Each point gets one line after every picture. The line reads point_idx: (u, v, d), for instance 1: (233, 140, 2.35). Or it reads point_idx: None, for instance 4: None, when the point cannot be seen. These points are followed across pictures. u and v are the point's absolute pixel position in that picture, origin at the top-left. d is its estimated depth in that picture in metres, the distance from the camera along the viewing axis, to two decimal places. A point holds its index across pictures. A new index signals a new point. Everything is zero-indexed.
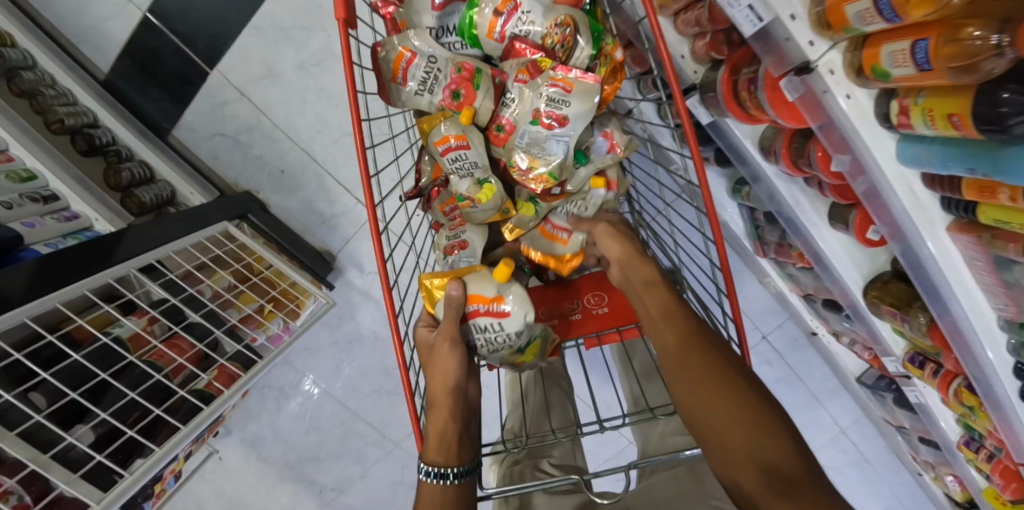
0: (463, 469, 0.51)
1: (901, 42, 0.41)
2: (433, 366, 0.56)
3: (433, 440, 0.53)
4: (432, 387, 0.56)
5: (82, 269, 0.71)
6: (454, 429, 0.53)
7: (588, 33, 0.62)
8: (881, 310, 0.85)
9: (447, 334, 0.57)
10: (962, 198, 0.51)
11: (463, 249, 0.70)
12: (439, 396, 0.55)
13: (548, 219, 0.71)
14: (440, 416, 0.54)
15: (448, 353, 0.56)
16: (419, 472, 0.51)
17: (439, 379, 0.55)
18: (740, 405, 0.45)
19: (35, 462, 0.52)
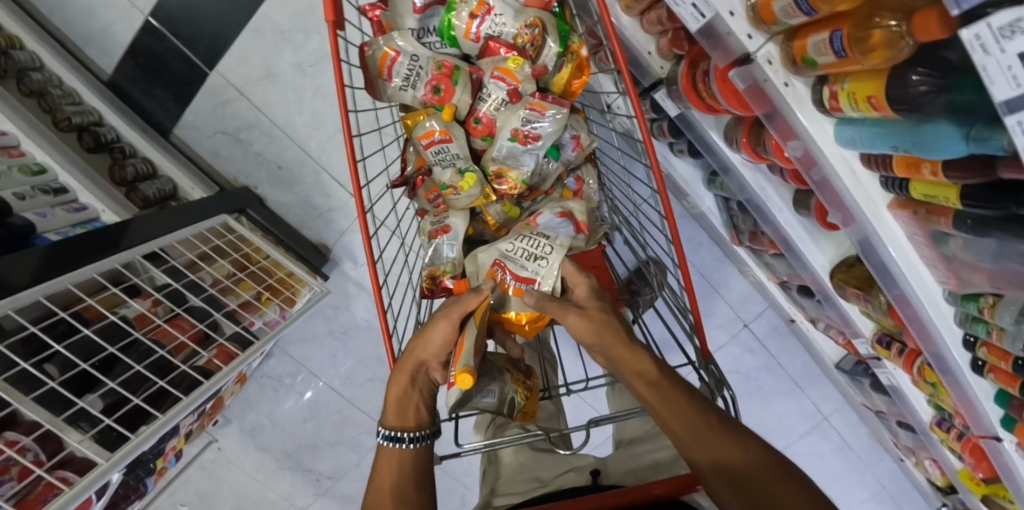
0: (419, 435, 0.54)
1: (822, 33, 0.46)
2: (417, 338, 0.57)
3: (392, 407, 0.56)
4: (408, 352, 0.57)
5: (93, 253, 0.76)
6: (414, 401, 0.56)
7: (556, 33, 0.69)
8: (847, 292, 0.90)
9: (446, 315, 0.56)
10: (895, 174, 0.56)
11: (447, 233, 0.74)
12: (405, 365, 0.56)
13: (508, 269, 0.64)
14: (401, 384, 0.56)
15: (438, 330, 0.56)
16: (379, 436, 0.54)
17: (417, 351, 0.57)
18: (708, 429, 0.46)
19: (49, 424, 0.58)
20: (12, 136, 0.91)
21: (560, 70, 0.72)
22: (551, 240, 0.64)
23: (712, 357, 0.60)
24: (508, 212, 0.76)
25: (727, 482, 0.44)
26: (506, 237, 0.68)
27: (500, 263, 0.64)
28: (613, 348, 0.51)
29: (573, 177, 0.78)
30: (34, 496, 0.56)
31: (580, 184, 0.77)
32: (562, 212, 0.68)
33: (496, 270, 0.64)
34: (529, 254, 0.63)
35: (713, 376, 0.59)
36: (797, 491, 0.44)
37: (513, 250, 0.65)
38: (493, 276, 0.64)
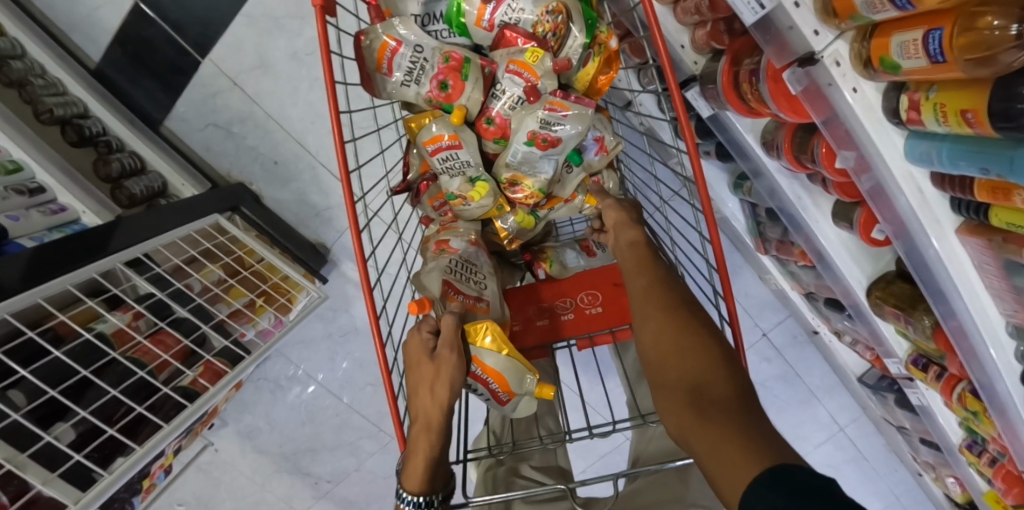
0: (445, 495, 0.52)
1: (914, 32, 0.39)
2: (430, 382, 0.53)
3: (419, 471, 0.50)
4: (428, 396, 0.52)
5: (71, 262, 0.70)
6: (438, 458, 0.51)
7: (581, 21, 0.61)
8: (885, 311, 0.83)
9: (450, 343, 0.54)
10: (974, 199, 0.48)
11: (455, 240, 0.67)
12: (432, 418, 0.52)
13: (456, 287, 0.61)
14: (425, 443, 0.51)
15: (450, 364, 0.53)
16: (399, 500, 0.50)
17: (438, 398, 0.52)
18: (683, 340, 0.45)
19: (9, 462, 0.52)
20: None
21: (585, 65, 0.65)
22: (478, 267, 0.66)
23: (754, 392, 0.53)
24: (523, 222, 0.71)
25: (682, 393, 0.43)
26: (427, 265, 0.65)
27: (450, 285, 0.61)
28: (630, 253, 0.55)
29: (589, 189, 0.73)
30: None
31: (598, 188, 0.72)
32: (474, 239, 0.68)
33: (448, 292, 0.60)
34: (468, 277, 0.63)
35: None
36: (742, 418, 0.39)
37: (457, 270, 0.63)
38: (449, 295, 0.60)
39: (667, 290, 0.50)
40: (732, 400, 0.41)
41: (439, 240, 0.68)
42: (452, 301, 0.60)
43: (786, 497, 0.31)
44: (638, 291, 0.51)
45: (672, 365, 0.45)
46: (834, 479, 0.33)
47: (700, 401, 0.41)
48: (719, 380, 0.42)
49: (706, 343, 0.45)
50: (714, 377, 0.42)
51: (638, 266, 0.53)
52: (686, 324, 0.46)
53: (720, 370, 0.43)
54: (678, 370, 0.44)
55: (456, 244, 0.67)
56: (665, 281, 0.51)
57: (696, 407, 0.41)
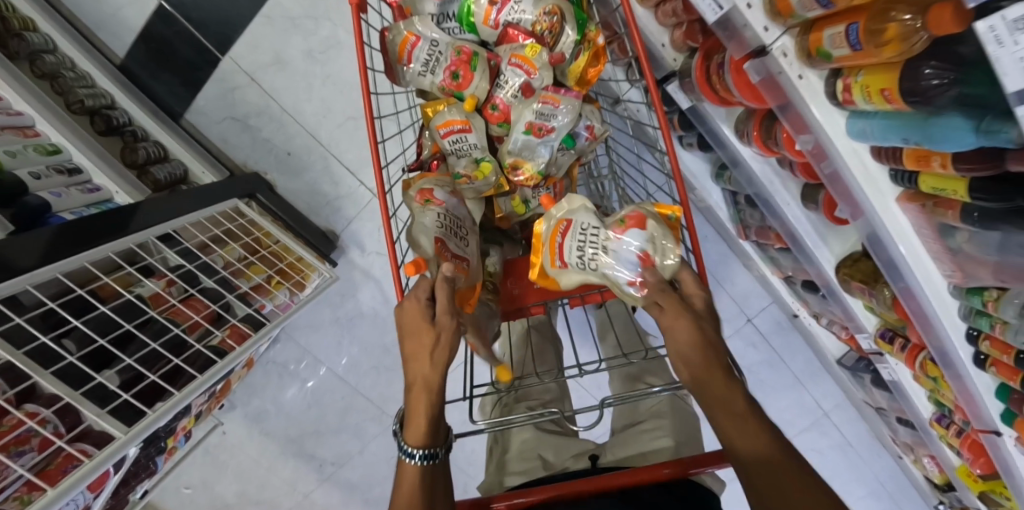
0: (445, 449, 0.55)
1: (839, 26, 0.47)
2: (430, 348, 0.55)
3: (421, 426, 0.53)
4: (432, 360, 0.55)
5: (105, 234, 0.77)
6: (437, 414, 0.54)
7: (574, 21, 0.70)
8: (852, 286, 0.91)
9: (448, 310, 0.57)
10: (904, 167, 0.56)
11: (438, 191, 0.70)
12: (432, 379, 0.54)
13: (441, 239, 0.65)
14: (424, 401, 0.54)
15: (451, 330, 0.57)
16: (404, 454, 0.53)
17: (438, 360, 0.55)
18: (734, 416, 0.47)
19: (69, 396, 0.58)
20: (27, 116, 0.92)
21: (576, 58, 0.73)
22: (462, 220, 0.70)
23: None
24: (516, 207, 0.78)
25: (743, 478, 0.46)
26: (414, 217, 0.68)
27: (441, 243, 0.64)
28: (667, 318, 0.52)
29: (634, 208, 0.61)
30: (55, 467, 0.54)
31: (637, 219, 0.59)
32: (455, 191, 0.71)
33: (440, 251, 0.64)
34: (455, 231, 0.68)
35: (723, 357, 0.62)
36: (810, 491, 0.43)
37: (446, 224, 0.67)
38: (441, 253, 0.63)
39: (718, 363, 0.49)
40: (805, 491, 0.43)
41: (424, 190, 0.70)
42: (444, 259, 0.63)
43: None
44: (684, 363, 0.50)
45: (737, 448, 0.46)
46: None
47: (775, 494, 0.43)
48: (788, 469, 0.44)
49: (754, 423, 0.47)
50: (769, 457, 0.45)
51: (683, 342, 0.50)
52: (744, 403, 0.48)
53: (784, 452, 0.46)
54: (746, 452, 0.46)
55: (444, 197, 0.69)
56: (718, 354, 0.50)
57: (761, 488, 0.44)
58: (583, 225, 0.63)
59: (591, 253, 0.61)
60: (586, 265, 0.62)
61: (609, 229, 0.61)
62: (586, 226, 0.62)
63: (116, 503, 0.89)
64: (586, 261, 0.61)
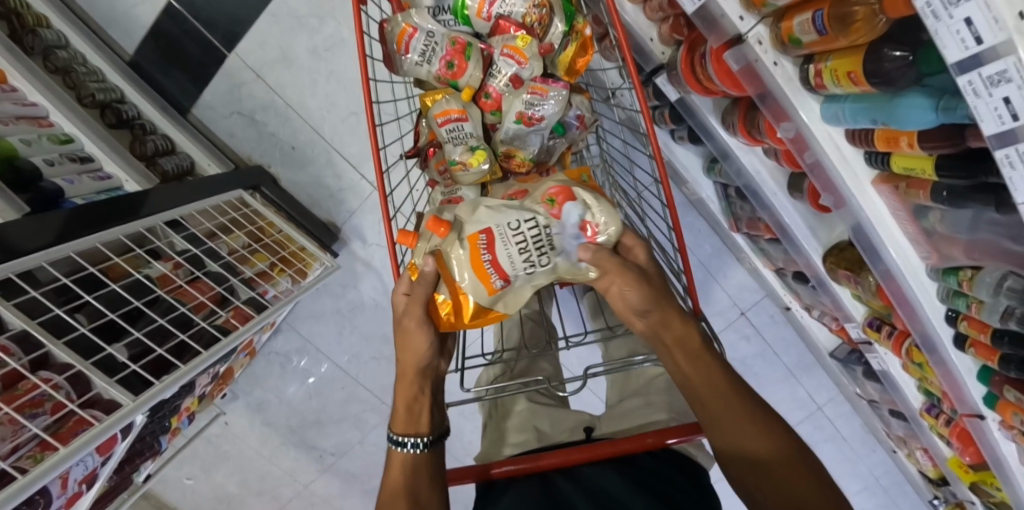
0: (433, 439, 0.57)
1: (806, 14, 0.50)
2: (409, 342, 0.57)
3: (402, 415, 0.58)
4: (408, 358, 0.58)
5: (116, 217, 0.81)
6: (419, 402, 0.59)
7: (562, 13, 0.73)
8: (839, 275, 0.93)
9: (416, 315, 0.57)
10: (876, 149, 0.59)
11: (574, 209, 0.59)
12: (409, 371, 0.58)
13: (490, 231, 0.59)
14: (405, 392, 0.58)
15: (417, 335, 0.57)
16: (388, 440, 0.57)
17: (413, 354, 0.58)
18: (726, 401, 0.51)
19: (80, 363, 0.61)
20: (41, 107, 0.95)
21: (565, 49, 0.76)
22: (556, 255, 0.59)
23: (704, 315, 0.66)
24: None
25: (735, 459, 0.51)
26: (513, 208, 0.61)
27: (489, 233, 0.59)
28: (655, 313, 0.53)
29: (552, 185, 0.62)
30: (67, 429, 0.57)
31: (564, 195, 0.60)
32: (587, 223, 0.59)
33: (480, 237, 0.59)
34: (530, 248, 0.59)
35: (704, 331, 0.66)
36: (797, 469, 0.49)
37: (529, 239, 0.58)
38: (472, 238, 0.59)
39: (722, 372, 0.53)
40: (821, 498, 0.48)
41: (563, 190, 0.61)
42: (472, 242, 0.59)
43: None
44: (693, 375, 0.53)
45: (748, 452, 0.50)
46: None
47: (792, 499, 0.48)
48: (798, 472, 0.49)
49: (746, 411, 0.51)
50: (761, 442, 0.50)
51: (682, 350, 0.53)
52: (752, 408, 0.52)
53: (790, 451, 0.50)
54: (743, 446, 0.50)
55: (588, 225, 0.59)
56: (717, 361, 0.53)
57: (753, 469, 0.50)
58: (506, 227, 0.59)
59: (540, 252, 0.58)
60: (534, 265, 0.59)
61: (541, 214, 0.60)
62: (513, 226, 0.59)
63: (121, 481, 0.92)
64: (534, 261, 0.59)
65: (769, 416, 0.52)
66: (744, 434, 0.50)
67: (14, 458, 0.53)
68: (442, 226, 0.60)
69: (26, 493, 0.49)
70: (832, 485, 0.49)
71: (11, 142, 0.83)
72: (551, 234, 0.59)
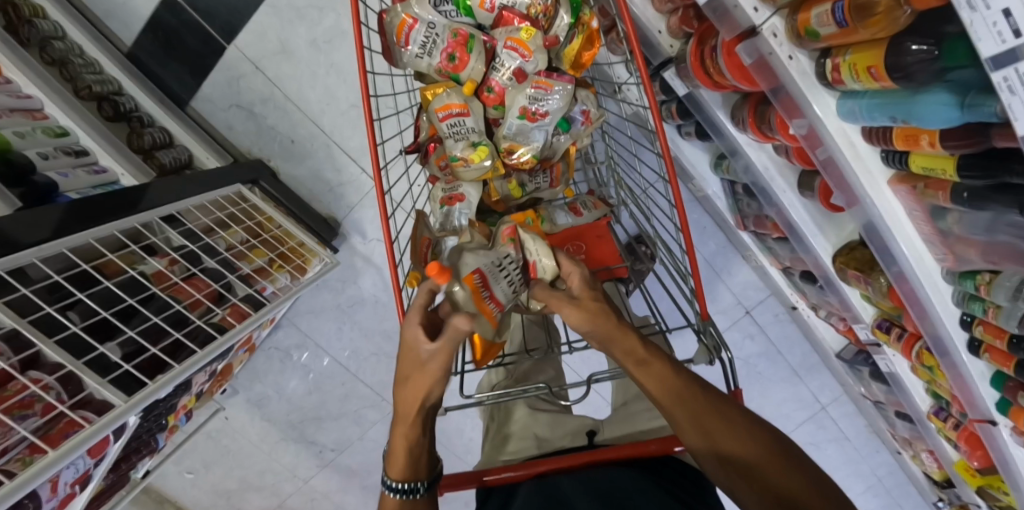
0: (430, 482, 0.55)
1: (825, 5, 0.48)
2: (419, 384, 0.52)
3: (399, 456, 0.54)
4: (414, 394, 0.52)
5: (111, 212, 0.79)
6: (418, 445, 0.54)
7: (567, 5, 0.71)
8: (848, 275, 0.91)
9: (449, 356, 0.51)
10: (894, 148, 0.57)
11: (524, 235, 0.67)
12: (410, 412, 0.53)
13: (478, 271, 0.60)
14: (405, 433, 0.54)
15: (436, 373, 0.51)
16: (383, 486, 0.53)
17: (419, 393, 0.52)
18: (695, 402, 0.50)
19: (71, 362, 0.59)
20: (36, 99, 0.94)
21: (570, 42, 0.73)
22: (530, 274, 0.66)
23: (711, 319, 0.64)
24: (512, 190, 0.81)
25: (717, 462, 0.49)
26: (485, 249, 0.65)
27: (481, 274, 0.60)
28: (603, 328, 0.51)
29: (505, 227, 0.69)
30: (58, 431, 0.56)
31: (517, 231, 0.67)
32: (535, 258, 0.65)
33: (476, 281, 0.59)
34: (512, 278, 0.63)
35: (712, 337, 0.64)
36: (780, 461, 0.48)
37: (506, 273, 0.63)
38: (471, 280, 0.58)
39: (688, 380, 0.51)
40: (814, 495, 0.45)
41: (511, 227, 0.68)
42: (472, 284, 0.58)
43: None
44: (659, 392, 0.51)
45: (730, 454, 0.48)
46: None
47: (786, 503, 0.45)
48: (786, 473, 0.47)
49: (716, 410, 0.50)
50: (738, 440, 0.49)
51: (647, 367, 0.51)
52: (724, 412, 0.50)
53: (771, 448, 0.49)
54: (721, 445, 0.49)
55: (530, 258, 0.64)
56: (679, 369, 0.52)
57: (735, 469, 0.48)
58: (494, 266, 0.62)
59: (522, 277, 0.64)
60: (519, 291, 0.64)
61: (512, 250, 0.65)
62: (496, 262, 0.63)
63: (118, 479, 0.91)
64: (518, 288, 0.64)
65: (742, 415, 0.50)
66: (722, 434, 0.49)
67: (4, 459, 0.52)
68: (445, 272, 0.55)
69: (14, 497, 0.47)
70: (815, 471, 0.48)
71: (5, 136, 0.81)
72: (526, 266, 0.65)
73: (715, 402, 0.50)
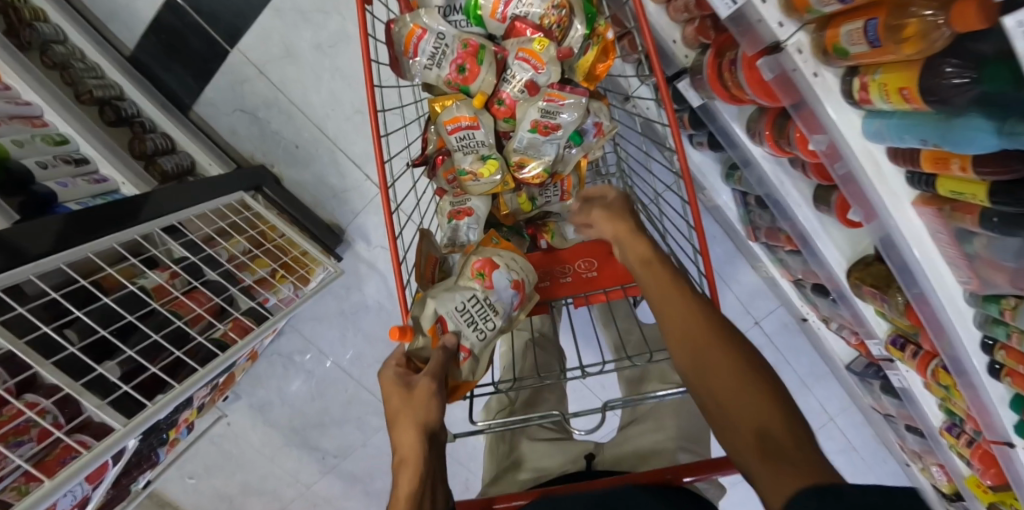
0: None
1: (856, 22, 0.46)
2: (408, 409, 0.52)
3: (401, 500, 0.49)
4: (405, 421, 0.52)
5: (113, 223, 0.77)
6: (423, 487, 0.49)
7: (583, 15, 0.69)
8: (862, 291, 0.88)
9: (431, 372, 0.55)
10: (922, 170, 0.55)
11: (497, 268, 0.66)
12: (410, 449, 0.51)
13: (441, 318, 0.62)
14: (408, 476, 0.50)
15: (428, 391, 0.53)
16: None
17: (413, 419, 0.51)
18: (681, 312, 0.51)
19: (69, 386, 0.58)
20: (35, 106, 0.92)
21: (584, 53, 0.71)
22: (499, 314, 0.65)
23: None
24: (522, 204, 0.79)
25: (690, 371, 0.49)
26: (454, 289, 0.66)
27: (441, 321, 0.62)
28: (620, 231, 0.60)
29: (477, 258, 0.68)
30: (53, 457, 0.55)
31: (489, 266, 0.66)
32: (517, 281, 0.67)
33: (438, 328, 0.61)
34: (477, 320, 0.63)
35: None
36: (752, 381, 0.47)
37: (467, 315, 0.63)
38: (432, 329, 0.61)
39: (681, 289, 0.53)
40: (791, 441, 0.43)
41: (484, 261, 0.67)
42: (433, 334, 0.61)
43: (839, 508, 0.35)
44: (658, 293, 0.54)
45: (704, 360, 0.48)
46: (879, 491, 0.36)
47: (763, 443, 0.43)
48: (772, 413, 0.45)
49: (705, 323, 0.50)
50: (715, 352, 0.48)
51: (654, 278, 0.55)
52: (709, 326, 0.50)
53: (745, 371, 0.47)
54: (695, 354, 0.49)
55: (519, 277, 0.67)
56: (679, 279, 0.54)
57: (703, 376, 0.48)
58: (455, 310, 0.63)
59: (484, 319, 0.64)
60: (485, 332, 0.64)
61: (477, 289, 0.65)
62: (460, 308, 0.63)
63: (118, 493, 0.89)
64: (483, 329, 0.64)
65: (724, 333, 0.50)
66: (696, 344, 0.49)
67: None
68: (406, 333, 0.58)
69: None
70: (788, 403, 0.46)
71: (4, 144, 0.80)
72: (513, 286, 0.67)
73: (702, 311, 0.51)
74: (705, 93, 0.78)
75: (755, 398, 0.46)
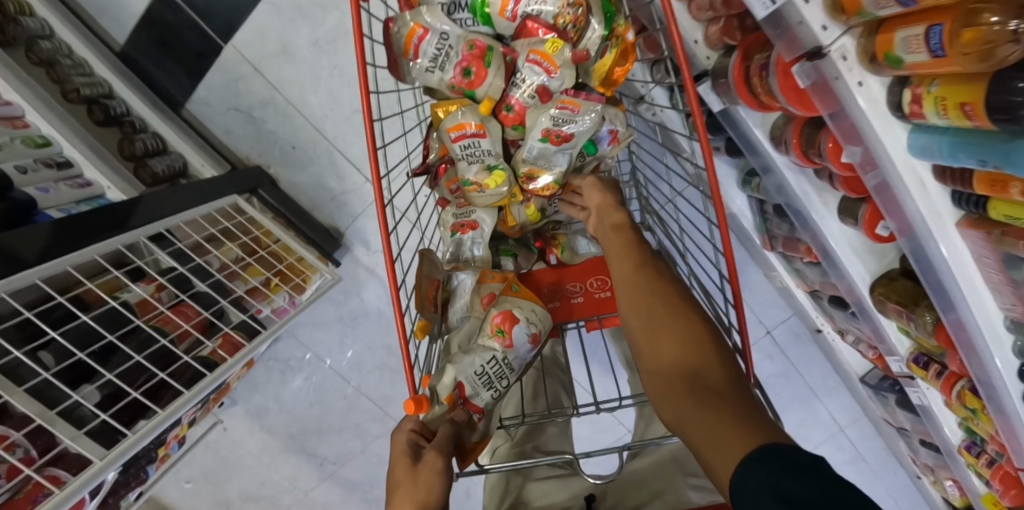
0: None
1: (916, 28, 0.42)
2: (410, 487, 0.47)
3: None
4: (405, 498, 0.47)
5: (96, 233, 0.72)
6: None
7: (600, 14, 0.64)
8: (887, 308, 0.82)
9: (439, 446, 0.50)
10: (972, 192, 0.51)
11: (518, 323, 0.64)
12: None
13: (459, 383, 0.59)
14: None
15: (435, 467, 0.48)
16: None
17: (415, 496, 0.46)
18: (637, 266, 0.50)
19: (41, 417, 0.53)
20: (16, 106, 0.87)
21: (602, 56, 0.66)
22: (516, 368, 0.64)
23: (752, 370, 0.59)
24: (530, 215, 0.73)
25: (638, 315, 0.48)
26: (472, 350, 0.63)
27: (461, 387, 0.59)
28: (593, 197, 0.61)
29: (496, 313, 0.64)
30: (23, 496, 0.51)
31: (509, 322, 0.63)
32: (534, 333, 0.65)
33: (455, 396, 0.58)
34: (495, 380, 0.62)
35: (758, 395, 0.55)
36: (699, 330, 0.45)
37: (483, 377, 0.61)
38: (449, 397, 0.58)
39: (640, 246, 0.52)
40: (723, 385, 0.42)
41: (504, 316, 0.64)
42: (451, 405, 0.57)
43: (781, 469, 0.33)
44: (618, 248, 0.53)
45: (654, 306, 0.47)
46: (820, 457, 0.35)
47: (693, 384, 0.42)
48: (711, 363, 0.43)
49: (660, 277, 0.49)
50: (667, 301, 0.47)
51: (615, 238, 0.54)
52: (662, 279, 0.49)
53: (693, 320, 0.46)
54: (644, 303, 0.48)
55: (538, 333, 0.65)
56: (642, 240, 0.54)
57: (650, 320, 0.47)
58: (474, 375, 0.60)
59: (501, 380, 0.62)
60: (501, 389, 0.63)
61: (496, 349, 0.63)
62: (479, 372, 0.61)
63: None
64: (500, 387, 0.62)
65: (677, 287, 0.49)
66: (647, 294, 0.48)
67: None
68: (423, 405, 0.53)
69: None
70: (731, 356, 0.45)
71: None
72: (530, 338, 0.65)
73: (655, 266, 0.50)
74: (728, 98, 0.73)
75: (699, 347, 0.44)
